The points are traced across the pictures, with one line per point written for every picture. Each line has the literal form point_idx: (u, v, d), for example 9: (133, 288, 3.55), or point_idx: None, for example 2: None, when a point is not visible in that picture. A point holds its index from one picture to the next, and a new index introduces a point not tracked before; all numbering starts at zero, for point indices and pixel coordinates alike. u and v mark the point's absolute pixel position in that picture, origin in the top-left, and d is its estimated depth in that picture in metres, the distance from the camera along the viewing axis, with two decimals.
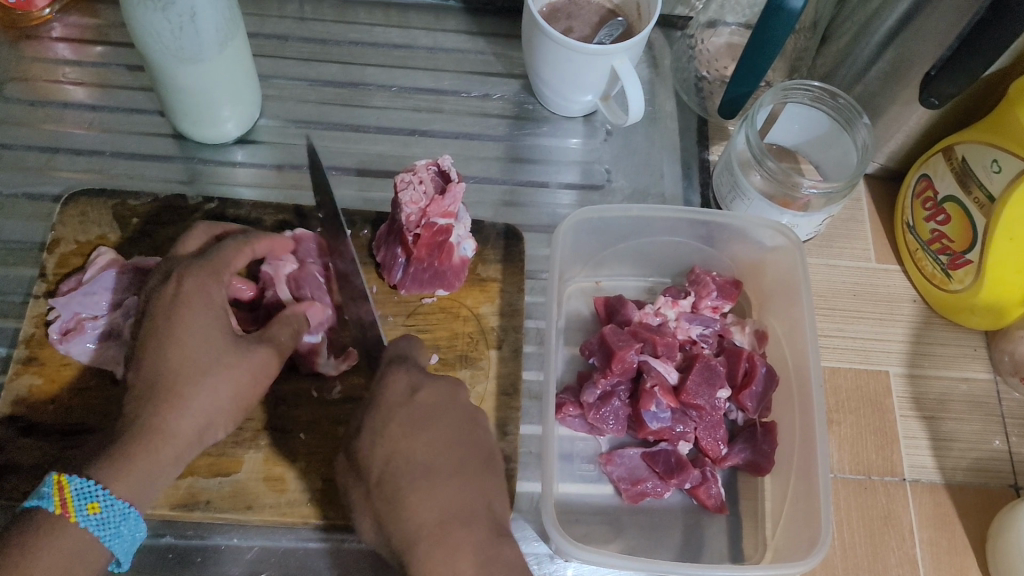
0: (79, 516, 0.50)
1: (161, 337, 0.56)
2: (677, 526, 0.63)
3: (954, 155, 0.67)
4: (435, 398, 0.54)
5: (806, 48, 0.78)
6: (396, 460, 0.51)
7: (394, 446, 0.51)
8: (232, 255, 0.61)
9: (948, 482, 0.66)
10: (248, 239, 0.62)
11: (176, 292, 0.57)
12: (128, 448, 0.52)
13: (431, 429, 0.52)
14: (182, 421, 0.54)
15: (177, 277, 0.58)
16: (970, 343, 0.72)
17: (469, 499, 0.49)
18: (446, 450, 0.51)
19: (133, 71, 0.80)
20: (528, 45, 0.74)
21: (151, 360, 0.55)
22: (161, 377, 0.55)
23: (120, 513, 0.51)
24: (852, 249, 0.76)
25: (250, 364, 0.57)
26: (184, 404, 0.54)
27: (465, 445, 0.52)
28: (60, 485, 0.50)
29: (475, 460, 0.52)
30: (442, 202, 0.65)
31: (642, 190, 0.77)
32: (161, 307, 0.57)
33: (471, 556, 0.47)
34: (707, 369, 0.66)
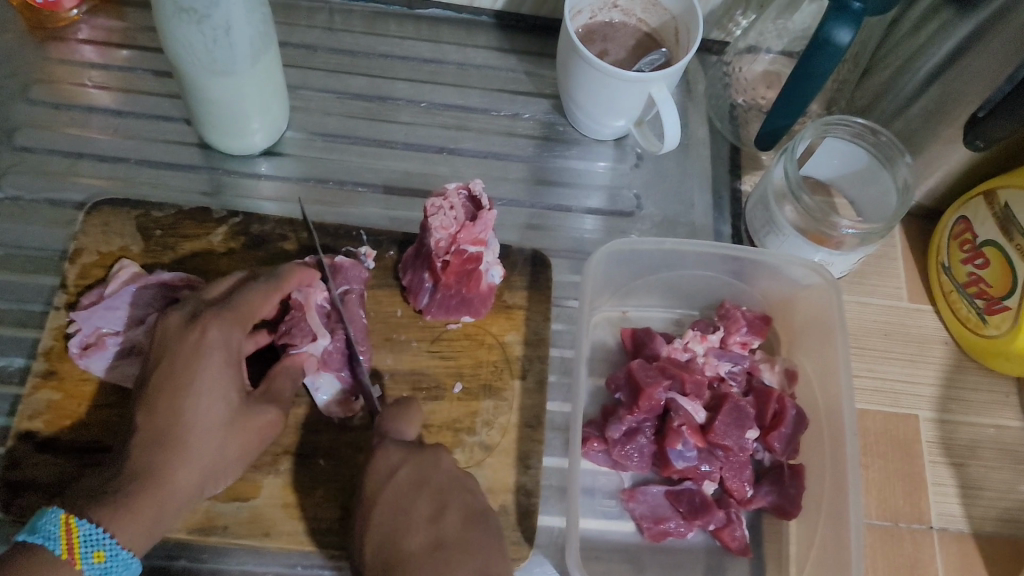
0: (83, 563, 0.50)
1: (176, 388, 0.55)
2: (698, 567, 0.62)
3: (997, 201, 0.65)
4: (415, 475, 0.55)
5: (846, 81, 0.76)
6: (389, 545, 0.51)
7: (388, 531, 0.52)
8: (258, 301, 0.59)
9: (976, 532, 0.65)
10: (279, 283, 0.60)
11: (198, 345, 0.56)
12: (133, 498, 0.52)
13: (420, 507, 0.53)
14: (187, 471, 0.54)
15: (202, 326, 0.57)
16: (1002, 388, 0.70)
17: (462, 571, 0.49)
18: (434, 527, 0.52)
19: (160, 77, 0.79)
20: (564, 68, 0.72)
21: (167, 409, 0.55)
22: (175, 427, 0.54)
23: (123, 562, 0.51)
24: (884, 287, 0.74)
25: (260, 421, 0.57)
26: (193, 460, 0.54)
27: (455, 521, 0.52)
28: (68, 527, 0.50)
29: (467, 531, 0.52)
30: (473, 229, 0.63)
31: (672, 219, 0.76)
32: (180, 356, 0.56)
33: None
34: (736, 410, 0.64)
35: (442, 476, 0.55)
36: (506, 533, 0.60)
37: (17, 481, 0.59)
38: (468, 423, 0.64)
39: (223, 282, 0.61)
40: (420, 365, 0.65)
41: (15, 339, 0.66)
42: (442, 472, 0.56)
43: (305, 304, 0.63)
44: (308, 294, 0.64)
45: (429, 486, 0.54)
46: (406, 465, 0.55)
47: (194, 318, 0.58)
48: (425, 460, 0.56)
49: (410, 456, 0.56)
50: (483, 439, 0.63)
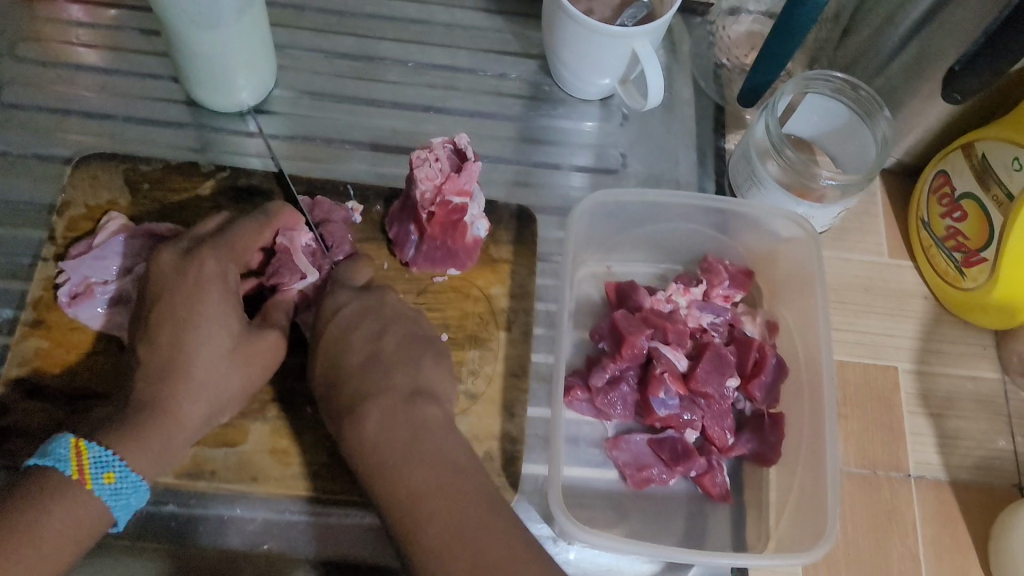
0: (94, 484, 0.50)
1: (178, 320, 0.56)
2: (680, 513, 0.63)
3: (974, 152, 0.66)
4: (367, 303, 0.60)
5: (828, 39, 0.77)
6: (335, 362, 0.57)
7: (330, 350, 0.58)
8: (251, 238, 0.61)
9: (953, 480, 0.66)
10: (269, 219, 0.62)
11: (198, 279, 0.57)
12: (143, 428, 0.53)
13: (362, 331, 0.58)
14: (191, 403, 0.55)
15: (199, 261, 0.58)
16: (980, 341, 0.72)
17: (392, 375, 0.56)
18: (374, 340, 0.58)
19: (147, 35, 0.79)
20: (549, 25, 0.73)
21: (170, 342, 0.55)
22: (178, 360, 0.55)
23: (134, 485, 0.52)
24: (865, 244, 0.75)
25: (262, 347, 0.59)
26: (197, 391, 0.55)
27: (394, 343, 0.58)
28: (78, 450, 0.51)
29: (403, 345, 0.58)
30: (458, 180, 0.64)
31: (656, 176, 0.77)
32: (179, 291, 0.57)
33: (378, 414, 0.53)
34: (717, 357, 0.65)
35: (389, 306, 0.61)
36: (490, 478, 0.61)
37: (9, 427, 0.60)
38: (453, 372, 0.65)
39: (210, 223, 0.62)
40: None
41: (5, 292, 0.67)
42: (391, 304, 0.61)
43: (293, 246, 0.63)
44: (295, 238, 0.63)
45: (375, 312, 0.60)
46: (356, 299, 0.60)
47: (189, 254, 0.58)
48: (372, 298, 0.61)
49: (360, 296, 0.61)
50: (469, 388, 0.64)
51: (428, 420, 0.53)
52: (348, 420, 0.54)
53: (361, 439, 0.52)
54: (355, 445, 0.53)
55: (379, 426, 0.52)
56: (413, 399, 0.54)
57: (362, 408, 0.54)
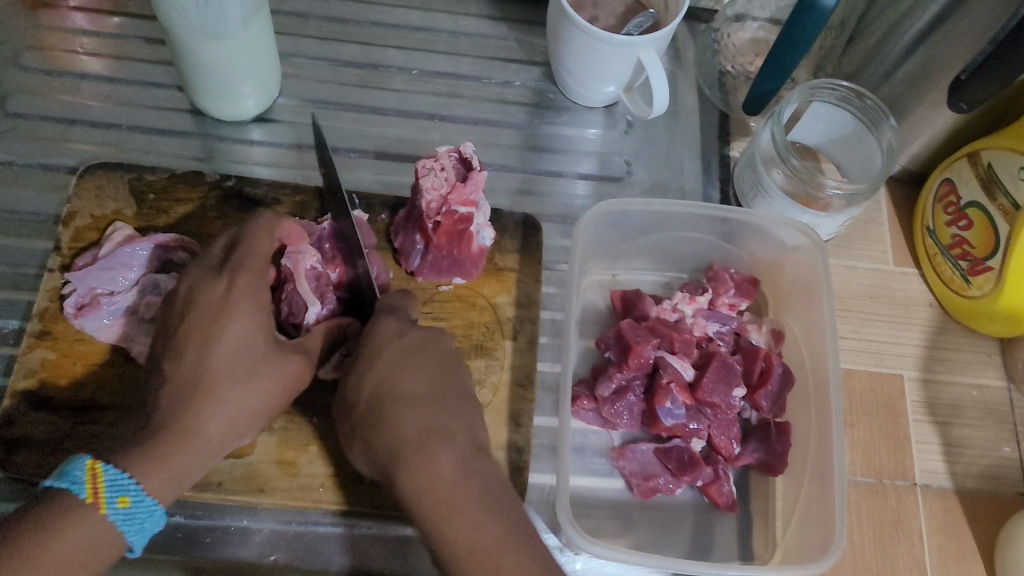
0: (108, 508, 0.50)
1: (205, 336, 0.56)
2: (687, 522, 0.63)
3: (980, 161, 0.66)
4: (423, 338, 0.57)
5: (834, 46, 0.78)
6: (384, 390, 0.54)
7: (382, 377, 0.54)
8: (269, 246, 0.60)
9: (959, 488, 0.66)
10: (277, 222, 0.61)
11: (226, 292, 0.57)
12: (160, 447, 0.53)
13: (419, 364, 0.55)
14: (213, 421, 0.54)
15: (229, 275, 0.58)
16: (985, 349, 0.72)
17: (456, 420, 0.53)
18: (433, 380, 0.55)
19: (151, 44, 0.79)
20: (554, 33, 0.73)
21: (194, 358, 0.55)
22: (202, 377, 0.55)
23: (148, 509, 0.51)
24: (870, 252, 0.75)
25: (289, 372, 0.58)
26: (219, 409, 0.54)
27: (450, 386, 0.55)
28: (93, 472, 0.50)
29: (462, 393, 0.56)
30: (464, 190, 0.64)
31: (661, 183, 0.77)
32: (208, 305, 0.57)
33: (449, 462, 0.50)
34: (724, 367, 0.65)
35: (444, 347, 0.58)
36: None
37: (14, 438, 0.60)
38: None
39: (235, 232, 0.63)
40: None
41: (10, 303, 0.66)
42: (443, 342, 0.58)
43: (295, 272, 0.62)
44: (299, 262, 0.62)
45: (435, 349, 0.57)
46: (414, 330, 0.57)
47: (220, 268, 0.59)
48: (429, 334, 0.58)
49: (418, 327, 0.57)
50: (475, 398, 0.64)
51: (490, 478, 0.51)
52: (417, 459, 0.50)
53: (428, 484, 0.49)
54: (426, 494, 0.49)
55: (452, 473, 0.50)
56: (478, 453, 0.52)
57: (435, 449, 0.51)
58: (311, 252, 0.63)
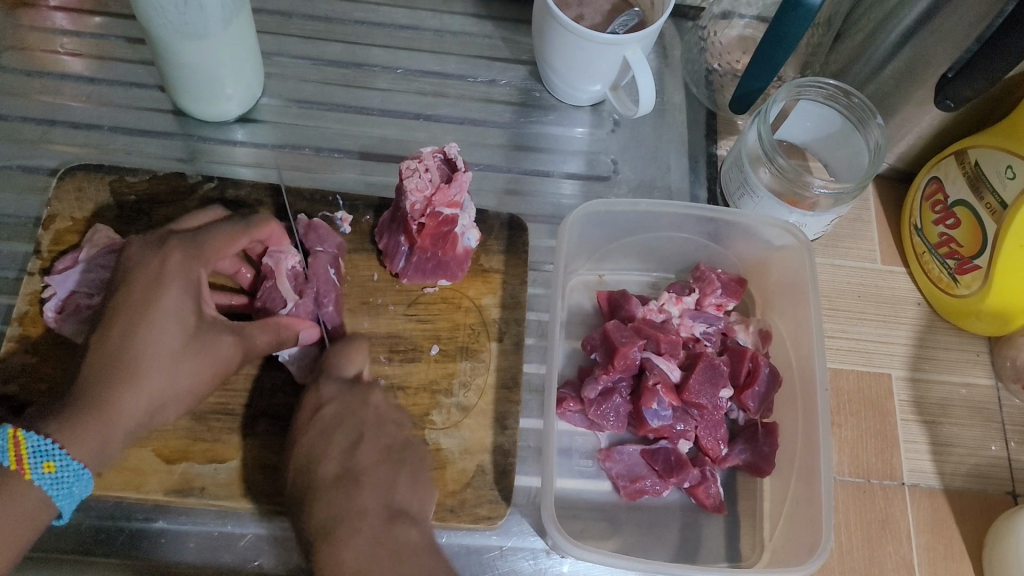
0: (33, 473, 0.51)
1: (131, 312, 0.55)
2: (674, 523, 0.63)
3: (967, 159, 0.66)
4: (341, 407, 0.58)
5: (820, 44, 0.77)
6: (305, 471, 0.56)
7: (304, 458, 0.56)
8: (221, 240, 0.59)
9: (947, 487, 0.66)
10: (248, 226, 0.61)
11: (158, 271, 0.56)
12: (77, 421, 0.53)
13: (338, 439, 0.57)
14: (136, 399, 0.54)
15: (164, 254, 0.57)
16: (973, 348, 0.71)
17: (365, 497, 0.54)
18: (348, 455, 0.56)
19: (133, 43, 0.78)
20: (540, 33, 0.72)
21: (120, 332, 0.55)
22: (127, 353, 0.54)
23: (75, 473, 0.52)
24: (858, 250, 0.75)
25: (215, 357, 0.57)
26: (143, 386, 0.54)
27: (370, 455, 0.56)
28: (15, 439, 0.51)
29: (380, 462, 0.56)
30: (448, 191, 0.64)
31: (648, 182, 0.77)
32: (138, 280, 0.56)
33: (363, 541, 0.52)
34: (710, 368, 0.65)
35: (368, 412, 0.59)
36: (483, 493, 0.61)
37: None
38: (445, 384, 0.64)
39: (193, 220, 0.62)
40: (397, 329, 0.66)
41: None
42: (369, 408, 0.59)
43: (275, 271, 0.64)
44: (279, 261, 0.64)
45: (354, 424, 0.58)
46: (335, 400, 0.59)
47: (157, 246, 0.58)
48: (355, 397, 0.59)
49: (342, 394, 0.59)
50: (460, 400, 0.64)
51: (406, 546, 0.52)
52: (325, 553, 0.51)
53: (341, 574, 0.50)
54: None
55: (360, 559, 0.51)
56: (390, 523, 0.53)
57: (344, 534, 0.52)
58: (293, 255, 0.65)
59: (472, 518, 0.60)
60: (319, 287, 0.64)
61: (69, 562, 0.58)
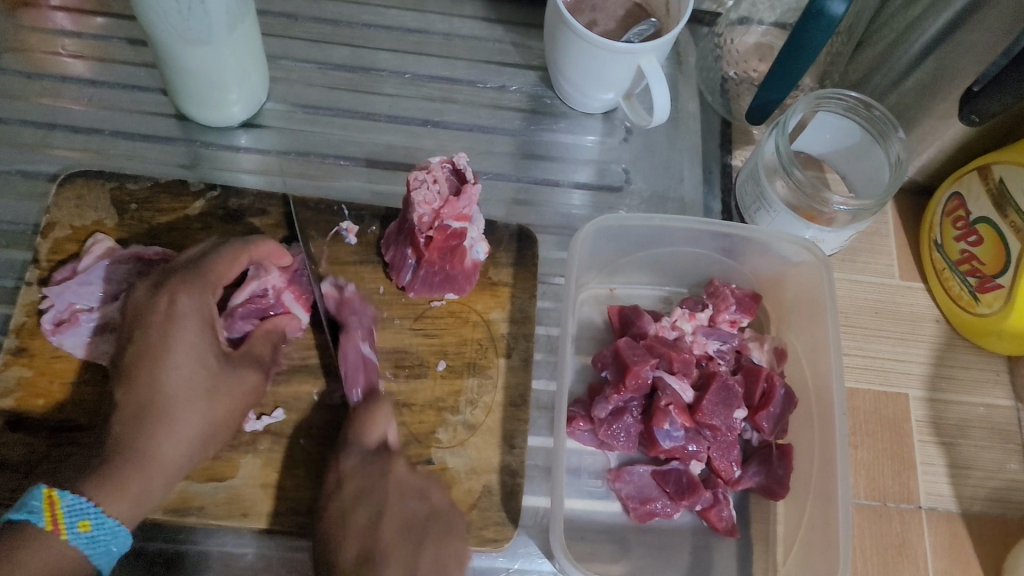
0: (69, 533, 0.50)
1: (151, 359, 0.55)
2: (685, 546, 0.61)
3: (991, 176, 0.64)
4: (364, 484, 0.56)
5: (840, 53, 0.73)
6: (329, 549, 0.54)
7: (334, 524, 0.55)
8: (224, 265, 0.60)
9: (965, 511, 0.64)
10: (246, 244, 0.61)
11: (168, 313, 0.56)
12: (118, 476, 0.52)
13: (359, 516, 0.55)
14: (170, 444, 0.54)
15: (171, 293, 0.57)
16: (993, 367, 0.70)
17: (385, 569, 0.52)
18: (370, 531, 0.54)
19: (136, 45, 0.76)
20: (552, 39, 0.70)
21: (145, 379, 0.54)
22: (153, 399, 0.54)
23: (112, 531, 0.51)
24: (876, 265, 0.73)
25: (242, 386, 0.57)
26: (176, 430, 0.54)
27: (397, 526, 0.55)
28: (51, 499, 0.50)
29: (401, 537, 0.54)
30: (456, 204, 0.62)
31: (661, 193, 0.75)
32: (151, 326, 0.56)
33: None
34: (724, 389, 0.63)
35: (392, 485, 0.57)
36: (489, 514, 0.59)
37: None
38: (451, 402, 0.62)
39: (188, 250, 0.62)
40: (403, 343, 0.64)
41: None
42: (392, 480, 0.57)
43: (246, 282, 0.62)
44: (261, 278, 0.62)
45: (374, 495, 0.56)
46: (360, 483, 0.57)
47: (160, 287, 0.57)
48: (377, 471, 0.57)
49: (365, 470, 0.57)
50: (467, 418, 0.62)
51: None
52: None
53: None
54: None
55: None
56: None
57: None
58: (272, 277, 0.63)
59: (478, 540, 0.58)
60: (349, 368, 0.60)
61: None
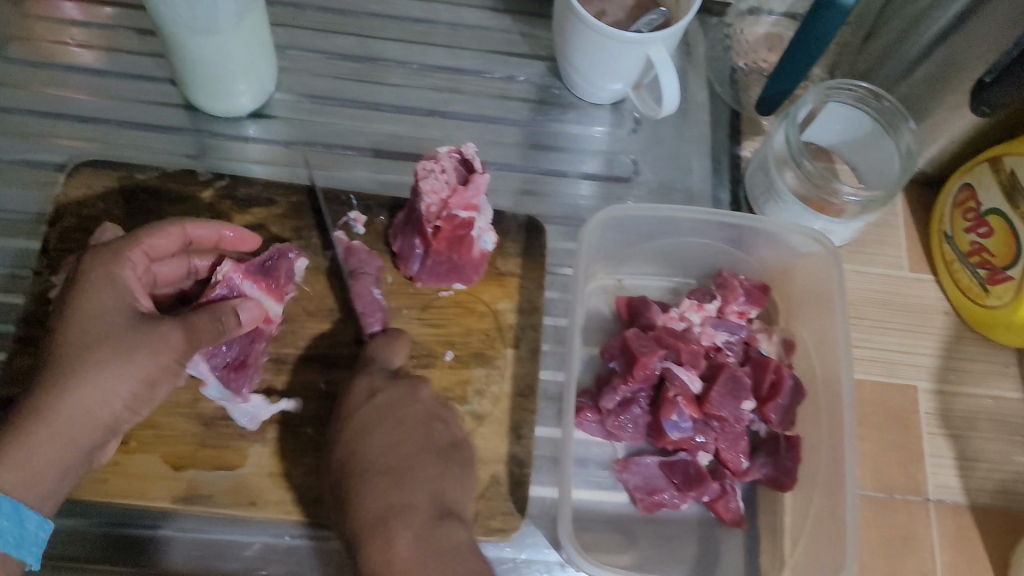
0: None
1: (63, 319, 0.52)
2: (692, 538, 0.61)
3: (1002, 167, 0.64)
4: (391, 398, 0.57)
5: (850, 43, 0.75)
6: (353, 461, 0.55)
7: (358, 434, 0.56)
8: (151, 235, 0.57)
9: (973, 504, 0.64)
10: (179, 218, 0.60)
11: (82, 275, 0.54)
12: (11, 436, 0.49)
13: (383, 435, 0.56)
14: (68, 401, 0.50)
15: (88, 258, 0.54)
16: (1002, 359, 0.69)
17: (413, 498, 0.53)
18: (396, 447, 0.55)
19: (142, 35, 0.76)
20: (560, 29, 0.70)
21: (55, 337, 0.51)
22: (57, 355, 0.51)
23: (11, 513, 0.48)
24: (884, 257, 0.73)
25: (155, 339, 0.52)
26: (73, 384, 0.50)
27: (424, 448, 0.56)
28: None
29: (428, 459, 0.55)
30: (465, 194, 0.62)
31: (669, 184, 0.74)
32: (70, 286, 0.53)
33: (410, 537, 0.50)
34: (732, 380, 0.63)
35: (419, 405, 0.58)
36: (496, 503, 0.59)
37: None
38: (459, 391, 0.63)
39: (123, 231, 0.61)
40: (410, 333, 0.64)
41: None
42: (418, 401, 0.58)
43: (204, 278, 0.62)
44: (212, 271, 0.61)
45: (395, 415, 0.57)
46: (387, 390, 0.58)
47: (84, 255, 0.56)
48: (403, 389, 0.58)
49: (392, 385, 0.58)
50: (474, 409, 0.62)
51: (453, 546, 0.51)
52: (375, 544, 0.50)
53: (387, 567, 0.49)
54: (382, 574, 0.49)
55: (412, 550, 0.50)
56: (439, 520, 0.52)
57: (390, 530, 0.51)
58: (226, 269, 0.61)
59: (484, 531, 0.58)
60: (364, 306, 0.63)
61: (71, 569, 0.57)
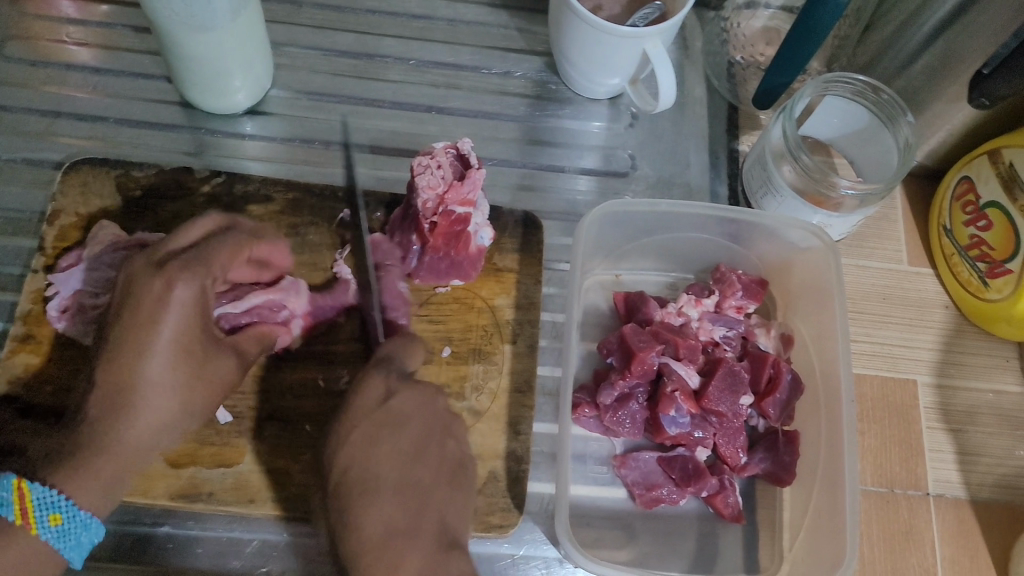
0: (40, 527, 0.50)
1: (136, 345, 0.52)
2: (691, 533, 0.61)
3: (1001, 160, 0.63)
4: (407, 406, 0.55)
5: (847, 36, 0.74)
6: (358, 477, 0.52)
7: (361, 448, 0.53)
8: (222, 256, 0.57)
9: (973, 498, 0.64)
10: (249, 240, 0.59)
11: (162, 297, 0.53)
12: (87, 463, 0.52)
13: (393, 444, 0.53)
14: (142, 431, 0.53)
15: (167, 277, 0.54)
16: (1003, 353, 0.69)
17: (421, 518, 0.50)
18: (403, 466, 0.52)
19: (140, 32, 0.76)
20: (557, 24, 0.70)
21: (128, 364, 0.52)
22: (129, 385, 0.52)
23: (83, 523, 0.51)
24: (883, 251, 0.73)
25: (221, 370, 0.56)
26: (149, 416, 0.53)
27: (434, 462, 0.53)
28: (20, 489, 0.50)
29: (436, 475, 0.53)
30: (461, 189, 0.62)
31: (667, 179, 0.74)
32: (142, 305, 0.53)
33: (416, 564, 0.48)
34: (730, 375, 0.63)
35: (432, 415, 0.56)
36: (495, 500, 0.59)
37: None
38: (457, 388, 0.62)
39: (193, 227, 0.57)
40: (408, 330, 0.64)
41: None
42: (432, 410, 0.56)
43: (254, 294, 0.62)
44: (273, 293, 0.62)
45: (408, 423, 0.54)
46: (400, 397, 0.55)
47: (161, 265, 0.54)
48: (421, 396, 0.56)
49: (405, 388, 0.56)
50: (472, 405, 0.62)
51: None
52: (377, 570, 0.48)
53: None
54: None
55: None
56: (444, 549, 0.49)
57: (397, 552, 0.49)
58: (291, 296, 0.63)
59: (483, 526, 0.58)
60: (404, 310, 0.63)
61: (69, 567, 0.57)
